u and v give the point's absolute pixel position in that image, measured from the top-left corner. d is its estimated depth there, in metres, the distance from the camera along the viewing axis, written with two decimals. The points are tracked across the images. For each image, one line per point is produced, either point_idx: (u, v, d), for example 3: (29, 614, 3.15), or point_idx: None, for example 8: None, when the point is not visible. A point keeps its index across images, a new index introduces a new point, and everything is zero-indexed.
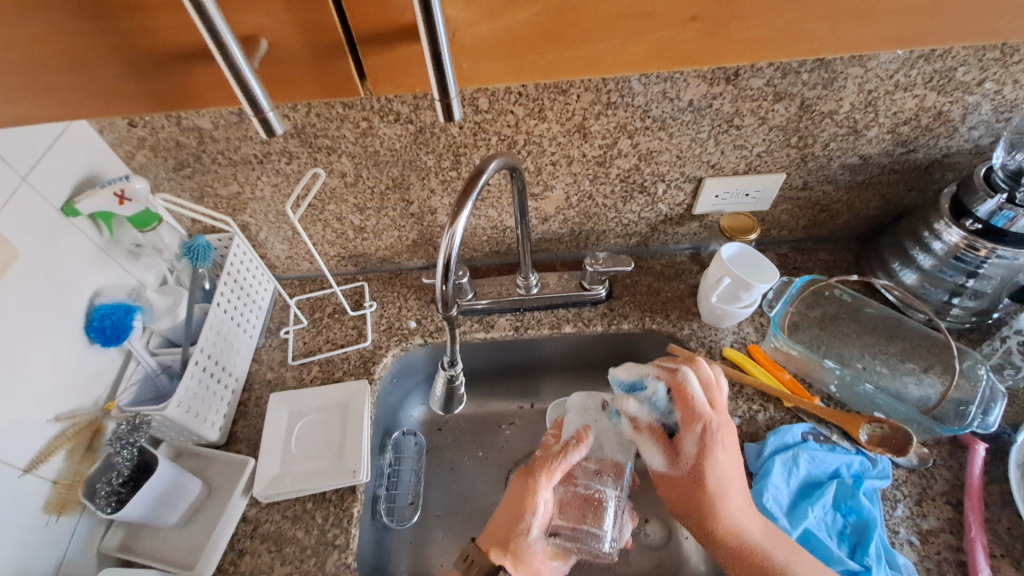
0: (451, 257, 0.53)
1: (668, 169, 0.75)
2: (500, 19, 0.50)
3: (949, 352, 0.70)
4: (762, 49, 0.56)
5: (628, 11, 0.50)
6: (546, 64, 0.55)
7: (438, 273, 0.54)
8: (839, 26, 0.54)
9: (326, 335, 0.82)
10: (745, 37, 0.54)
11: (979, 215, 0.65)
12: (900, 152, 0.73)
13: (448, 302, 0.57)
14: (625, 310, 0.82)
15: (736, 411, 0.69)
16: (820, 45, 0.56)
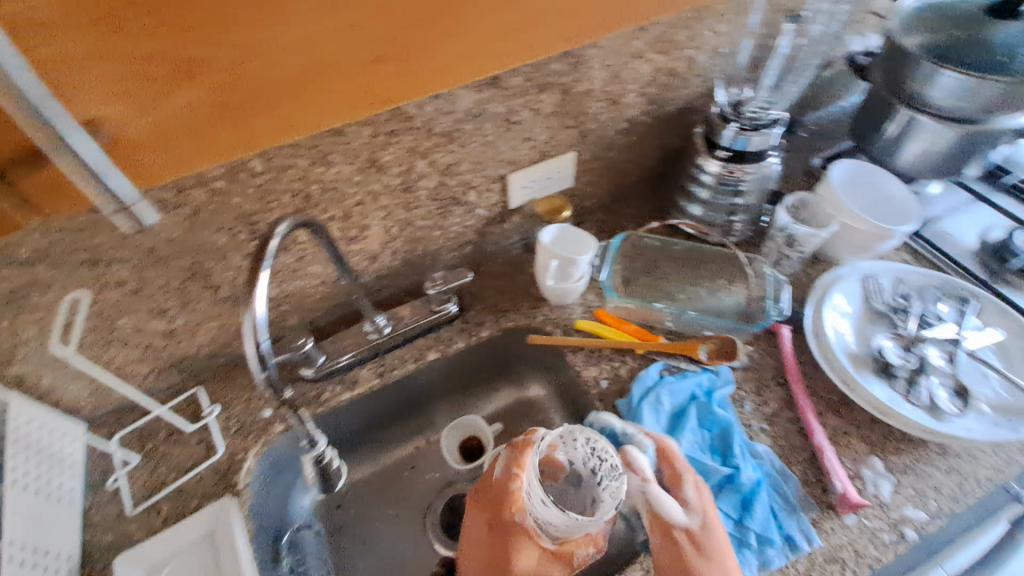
0: (262, 339, 0.48)
1: (472, 176, 0.77)
2: (176, 99, 0.51)
3: (743, 262, 0.84)
4: (450, 77, 0.63)
5: (312, 63, 0.54)
6: (249, 129, 0.56)
7: (253, 364, 0.48)
8: (507, 36, 0.63)
9: (172, 462, 0.72)
10: (436, 68, 0.61)
11: (724, 144, 0.78)
12: (655, 108, 0.84)
13: (276, 380, 0.52)
14: (481, 318, 0.83)
15: (602, 375, 0.76)
16: (502, 59, 0.65)
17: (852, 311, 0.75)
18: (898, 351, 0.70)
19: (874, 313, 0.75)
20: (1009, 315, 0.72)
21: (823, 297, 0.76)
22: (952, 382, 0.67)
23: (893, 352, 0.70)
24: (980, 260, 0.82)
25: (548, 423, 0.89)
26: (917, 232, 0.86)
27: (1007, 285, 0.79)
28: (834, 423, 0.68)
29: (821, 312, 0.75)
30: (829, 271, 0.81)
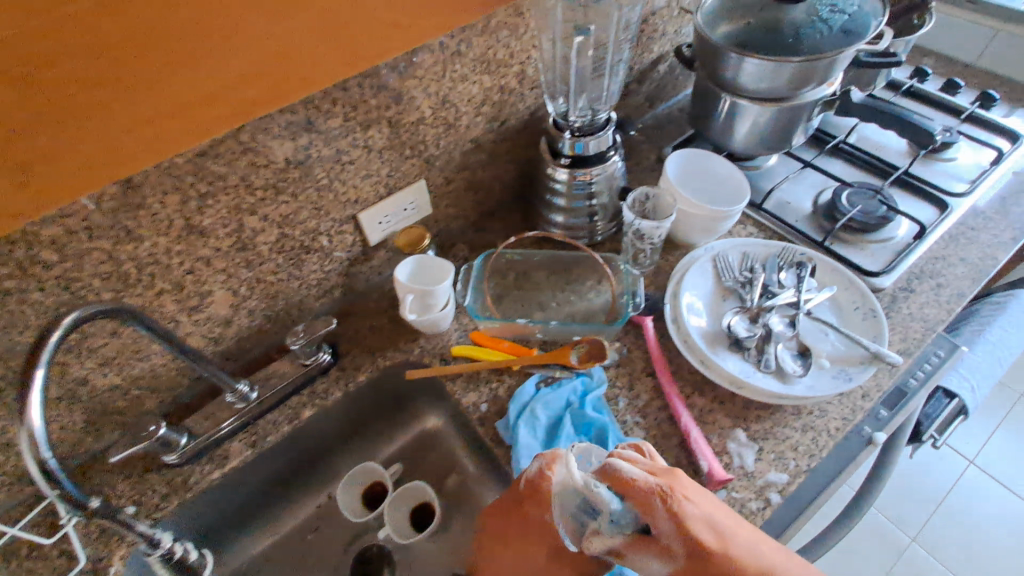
0: (46, 459, 0.45)
1: (316, 222, 0.75)
2: None
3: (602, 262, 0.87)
4: (125, 158, 0.52)
5: None
6: None
7: (41, 484, 0.46)
8: (209, 97, 0.52)
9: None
10: (108, 146, 0.50)
11: (566, 152, 0.81)
12: (498, 125, 0.84)
13: (58, 482, 0.48)
14: (357, 362, 0.81)
15: (482, 398, 0.75)
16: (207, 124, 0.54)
17: (706, 291, 0.79)
18: (745, 324, 0.74)
19: (725, 289, 0.80)
20: (838, 272, 0.78)
21: (680, 282, 0.80)
22: (792, 345, 0.72)
23: (740, 327, 0.73)
24: (816, 222, 0.88)
25: (450, 452, 0.88)
26: (760, 205, 0.91)
27: (838, 241, 0.85)
28: (700, 403, 0.71)
29: (677, 297, 0.78)
30: (685, 255, 0.85)
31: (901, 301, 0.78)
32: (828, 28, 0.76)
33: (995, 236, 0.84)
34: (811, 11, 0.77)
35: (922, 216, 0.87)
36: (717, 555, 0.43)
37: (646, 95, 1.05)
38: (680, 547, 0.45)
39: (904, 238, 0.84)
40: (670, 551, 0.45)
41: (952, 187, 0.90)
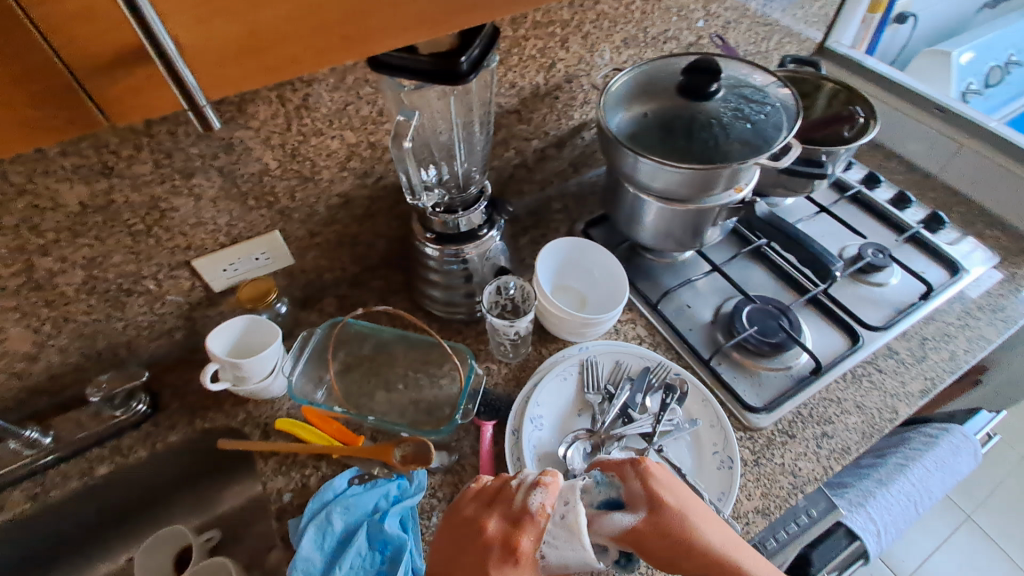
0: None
1: (137, 266, 0.68)
2: None
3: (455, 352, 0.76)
4: None
5: None
6: None
7: None
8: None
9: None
10: None
11: (432, 228, 0.71)
12: (372, 181, 0.77)
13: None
14: (172, 420, 0.74)
15: (288, 486, 0.68)
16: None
17: (559, 402, 0.70)
18: (584, 455, 0.66)
19: (583, 403, 0.71)
20: (708, 405, 0.69)
21: (534, 388, 0.71)
22: None
23: (578, 456, 0.65)
24: (713, 333, 0.79)
25: None
26: (655, 303, 0.81)
27: (726, 363, 0.75)
28: None
29: (525, 406, 0.70)
30: (556, 352, 0.76)
31: (777, 447, 0.69)
32: (721, 134, 0.67)
33: (901, 384, 0.74)
34: (706, 113, 0.69)
35: (828, 347, 0.77)
36: (668, 528, 0.45)
37: (569, 161, 0.96)
38: (626, 536, 0.46)
39: (800, 371, 0.74)
40: (622, 543, 0.47)
41: (870, 317, 0.80)
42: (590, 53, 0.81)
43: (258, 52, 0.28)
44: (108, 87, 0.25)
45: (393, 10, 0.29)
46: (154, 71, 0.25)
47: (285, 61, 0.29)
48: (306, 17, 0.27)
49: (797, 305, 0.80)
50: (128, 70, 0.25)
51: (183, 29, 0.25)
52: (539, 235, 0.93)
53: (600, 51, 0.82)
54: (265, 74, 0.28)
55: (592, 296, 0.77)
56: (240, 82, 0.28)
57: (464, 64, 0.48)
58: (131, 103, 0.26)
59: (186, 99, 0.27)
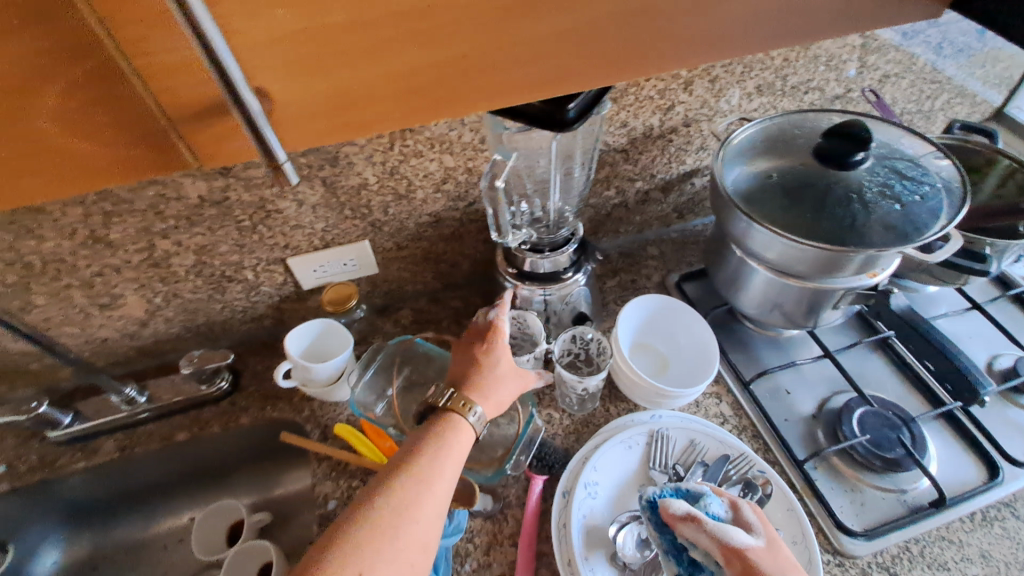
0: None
1: (239, 257, 0.73)
2: None
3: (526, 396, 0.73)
4: None
5: None
6: None
7: None
8: None
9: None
10: None
11: (514, 261, 0.68)
12: (464, 205, 0.77)
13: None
14: (247, 402, 0.78)
15: (335, 493, 0.68)
16: None
17: (620, 473, 0.64)
18: (637, 542, 0.59)
19: (645, 480, 0.64)
20: (795, 516, 0.59)
21: (594, 449, 0.65)
22: None
23: (631, 543, 0.59)
24: (811, 429, 0.68)
25: None
26: (747, 382, 0.72)
27: (822, 468, 0.65)
28: None
29: (580, 467, 0.64)
30: (624, 415, 0.70)
31: None
32: (861, 211, 0.58)
33: None
34: (844, 184, 0.59)
35: (956, 476, 0.64)
36: (776, 563, 0.47)
37: (674, 206, 0.90)
38: (736, 554, 0.47)
39: (915, 499, 0.62)
40: (728, 556, 0.47)
41: (1015, 449, 0.66)
42: (715, 98, 0.75)
43: (347, 111, 0.29)
44: (194, 136, 0.27)
45: (488, 78, 0.30)
46: (232, 125, 0.27)
47: (376, 118, 0.30)
48: (399, 82, 0.28)
49: (924, 418, 0.67)
50: (215, 121, 0.27)
51: (273, 83, 0.27)
52: (627, 280, 0.87)
53: (728, 96, 0.75)
54: (354, 129, 0.30)
55: (675, 363, 0.70)
56: (325, 136, 0.30)
57: (570, 111, 0.45)
58: (222, 151, 0.29)
59: (268, 154, 0.29)
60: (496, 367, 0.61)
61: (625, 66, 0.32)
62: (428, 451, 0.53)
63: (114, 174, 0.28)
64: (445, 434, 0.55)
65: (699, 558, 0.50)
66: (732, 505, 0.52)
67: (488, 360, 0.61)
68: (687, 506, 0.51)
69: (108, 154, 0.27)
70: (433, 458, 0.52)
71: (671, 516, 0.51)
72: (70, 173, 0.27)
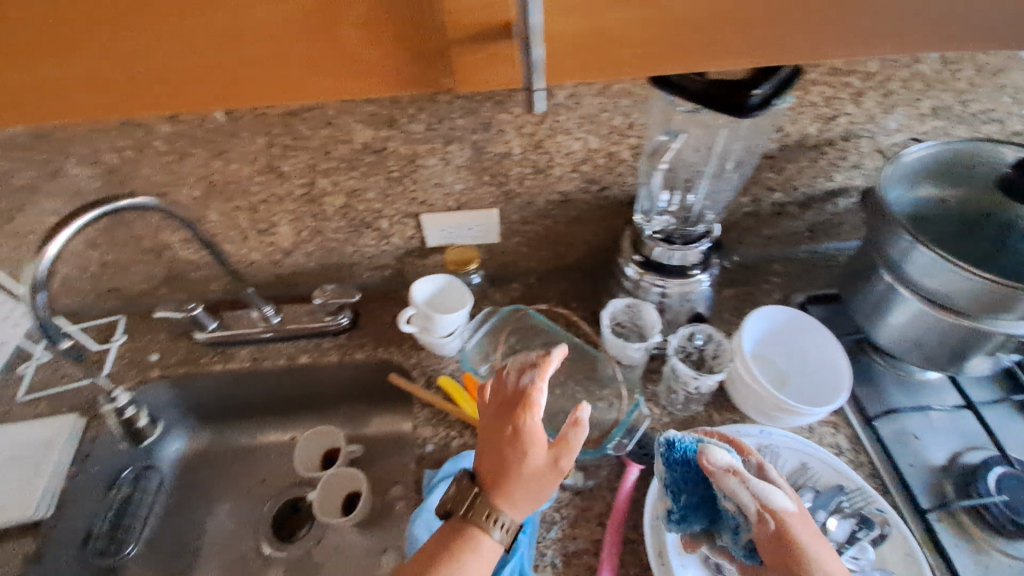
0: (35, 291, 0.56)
1: (381, 206, 0.78)
2: None
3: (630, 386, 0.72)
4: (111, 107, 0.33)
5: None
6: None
7: (30, 300, 0.56)
8: (269, 54, 0.31)
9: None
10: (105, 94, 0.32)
11: (642, 249, 0.70)
12: (596, 190, 0.78)
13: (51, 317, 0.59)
14: (362, 341, 0.84)
15: (433, 438, 0.72)
16: (261, 86, 0.33)
17: None
18: None
19: None
20: (914, 564, 0.56)
21: None
22: None
23: None
24: (937, 480, 0.63)
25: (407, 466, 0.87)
26: (871, 418, 0.67)
27: (947, 522, 0.60)
28: None
29: None
30: (729, 424, 0.67)
31: None
32: None
33: None
34: None
35: None
36: (810, 526, 0.46)
37: (807, 225, 0.86)
38: (772, 513, 0.46)
39: None
40: (767, 513, 0.46)
41: None
42: (882, 114, 0.71)
43: (604, 50, 0.33)
44: (474, 54, 0.33)
45: (730, 34, 0.33)
46: (507, 49, 0.33)
47: (624, 62, 0.34)
48: (657, 27, 0.32)
49: None
50: (498, 46, 0.33)
51: (557, 15, 0.31)
52: (745, 292, 0.85)
53: (896, 114, 0.71)
54: (603, 71, 0.34)
55: (795, 380, 0.67)
56: (575, 73, 0.34)
57: (754, 98, 0.47)
58: (477, 75, 0.34)
59: (530, 80, 0.33)
60: (523, 458, 0.50)
61: (858, 40, 0.34)
62: (454, 547, 0.49)
63: (397, 82, 0.34)
64: (467, 547, 0.49)
65: (730, 509, 0.48)
66: (758, 467, 0.51)
67: (512, 449, 0.50)
68: (726, 458, 0.48)
69: (400, 64, 0.33)
70: (460, 554, 0.48)
71: (714, 466, 0.48)
72: (361, 73, 0.33)
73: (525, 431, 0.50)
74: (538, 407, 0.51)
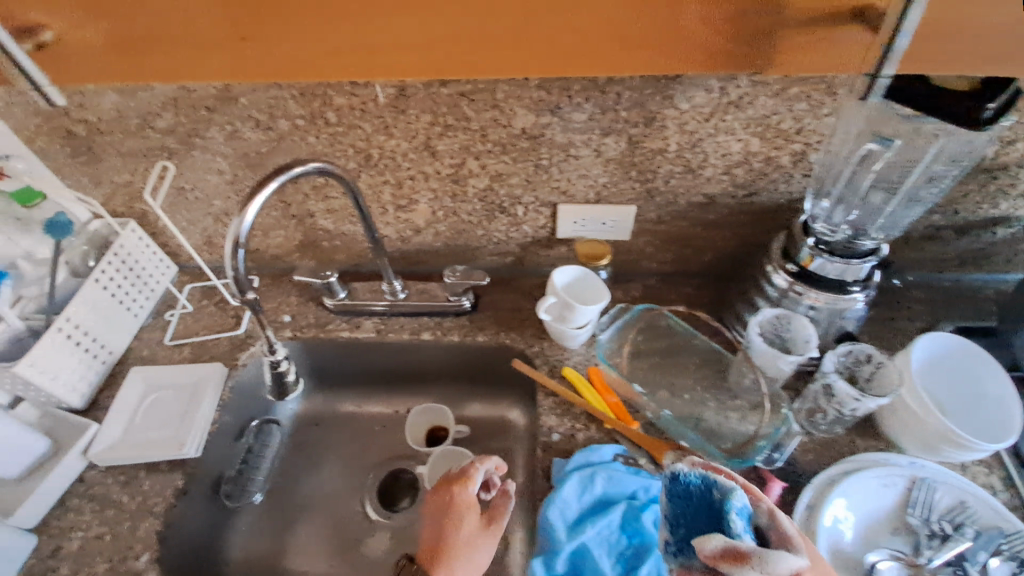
0: (237, 247, 0.56)
1: (522, 192, 0.79)
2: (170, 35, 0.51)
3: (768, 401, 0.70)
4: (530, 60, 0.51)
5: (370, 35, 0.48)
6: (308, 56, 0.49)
7: (225, 259, 0.56)
8: (682, 44, 0.49)
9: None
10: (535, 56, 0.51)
11: (797, 258, 0.68)
12: (743, 195, 0.76)
13: (244, 286, 0.59)
14: (484, 324, 0.85)
15: (558, 428, 0.73)
16: (671, 52, 0.50)
17: (872, 507, 0.61)
18: None
19: (901, 523, 0.60)
20: None
21: (843, 475, 0.63)
22: None
23: None
24: None
25: (511, 452, 0.88)
26: None
27: None
28: None
29: (828, 488, 0.62)
30: (876, 452, 0.66)
31: None
32: None
33: None
34: None
35: None
36: None
37: (960, 252, 0.81)
38: None
39: None
40: None
41: None
42: None
43: (952, 39, 0.46)
44: (801, 59, 0.50)
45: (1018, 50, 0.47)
46: (872, 46, 0.48)
47: (948, 63, 0.48)
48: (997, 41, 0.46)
49: None
50: (869, 46, 0.48)
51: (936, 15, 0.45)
52: (884, 316, 0.81)
53: None
54: (934, 66, 0.48)
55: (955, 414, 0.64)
56: (922, 66, 0.48)
57: (988, 112, 0.50)
58: (801, 60, 0.50)
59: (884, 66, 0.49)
60: (450, 535, 0.62)
61: None
62: None
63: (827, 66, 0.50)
64: None
65: None
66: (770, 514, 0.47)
67: (457, 529, 0.63)
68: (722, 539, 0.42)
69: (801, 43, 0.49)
70: None
71: (713, 558, 0.42)
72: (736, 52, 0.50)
73: (462, 515, 0.63)
74: (473, 488, 0.65)
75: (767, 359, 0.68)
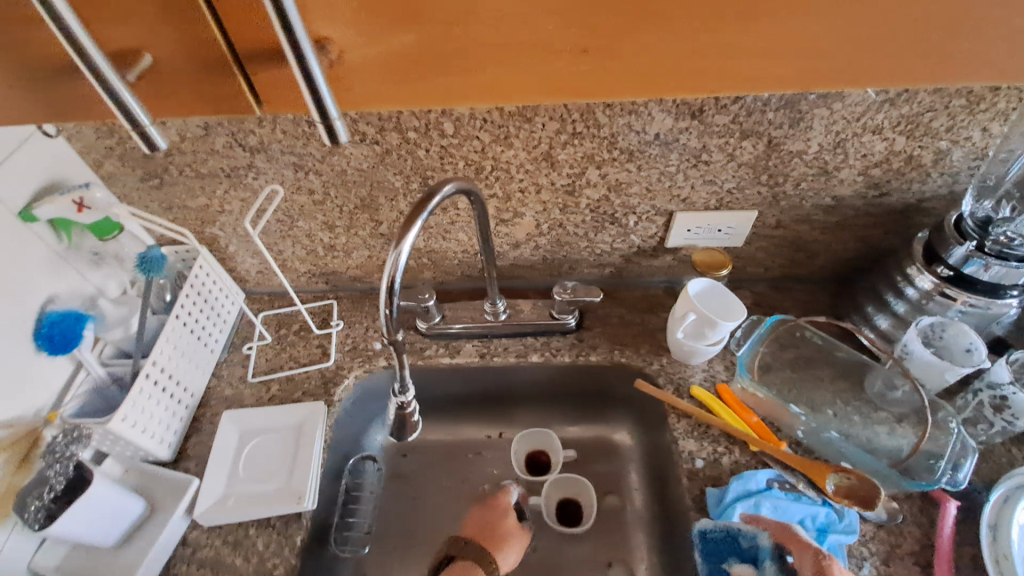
0: (394, 279, 0.50)
1: (638, 202, 0.74)
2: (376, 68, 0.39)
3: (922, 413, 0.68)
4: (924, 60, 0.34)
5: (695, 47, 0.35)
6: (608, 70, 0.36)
7: (381, 297, 0.51)
8: None
9: (51, 466, 0.56)
10: None
11: (950, 261, 0.64)
12: (874, 195, 0.72)
13: (393, 327, 0.54)
14: (594, 342, 0.80)
15: (701, 453, 0.68)
16: None
17: None
18: None
19: None
20: None
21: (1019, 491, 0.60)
22: None
23: None
24: None
25: (623, 475, 0.83)
26: None
27: None
28: None
29: (1007, 506, 0.59)
30: None
31: None
32: None
33: None
34: None
35: None
36: None
37: None
38: None
39: None
40: None
41: None
42: None
43: None
44: None
45: None
46: None
47: None
48: None
49: None
50: None
51: None
52: None
53: None
54: None
55: None
56: None
57: None
58: None
59: None
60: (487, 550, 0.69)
61: None
62: None
63: None
64: None
65: None
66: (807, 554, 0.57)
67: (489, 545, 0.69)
68: None
69: None
70: None
71: None
72: None
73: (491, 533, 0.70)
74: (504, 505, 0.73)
75: (928, 370, 0.67)
